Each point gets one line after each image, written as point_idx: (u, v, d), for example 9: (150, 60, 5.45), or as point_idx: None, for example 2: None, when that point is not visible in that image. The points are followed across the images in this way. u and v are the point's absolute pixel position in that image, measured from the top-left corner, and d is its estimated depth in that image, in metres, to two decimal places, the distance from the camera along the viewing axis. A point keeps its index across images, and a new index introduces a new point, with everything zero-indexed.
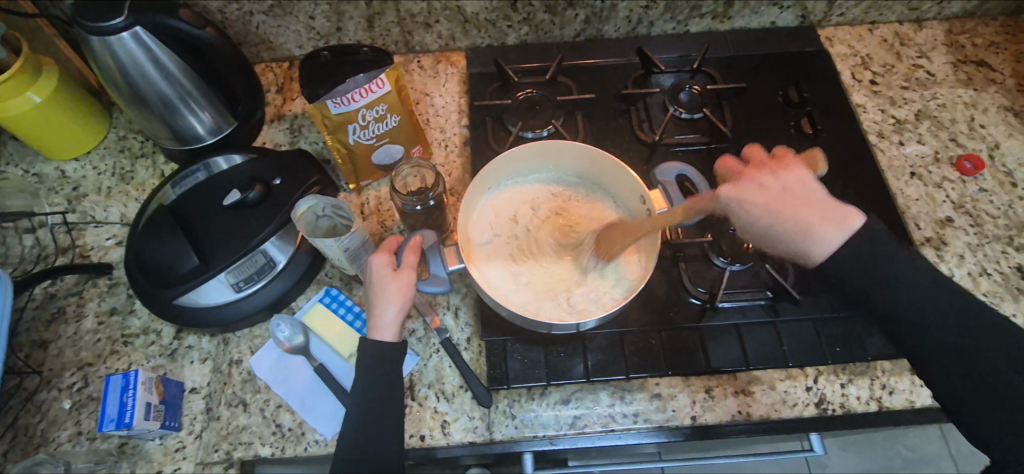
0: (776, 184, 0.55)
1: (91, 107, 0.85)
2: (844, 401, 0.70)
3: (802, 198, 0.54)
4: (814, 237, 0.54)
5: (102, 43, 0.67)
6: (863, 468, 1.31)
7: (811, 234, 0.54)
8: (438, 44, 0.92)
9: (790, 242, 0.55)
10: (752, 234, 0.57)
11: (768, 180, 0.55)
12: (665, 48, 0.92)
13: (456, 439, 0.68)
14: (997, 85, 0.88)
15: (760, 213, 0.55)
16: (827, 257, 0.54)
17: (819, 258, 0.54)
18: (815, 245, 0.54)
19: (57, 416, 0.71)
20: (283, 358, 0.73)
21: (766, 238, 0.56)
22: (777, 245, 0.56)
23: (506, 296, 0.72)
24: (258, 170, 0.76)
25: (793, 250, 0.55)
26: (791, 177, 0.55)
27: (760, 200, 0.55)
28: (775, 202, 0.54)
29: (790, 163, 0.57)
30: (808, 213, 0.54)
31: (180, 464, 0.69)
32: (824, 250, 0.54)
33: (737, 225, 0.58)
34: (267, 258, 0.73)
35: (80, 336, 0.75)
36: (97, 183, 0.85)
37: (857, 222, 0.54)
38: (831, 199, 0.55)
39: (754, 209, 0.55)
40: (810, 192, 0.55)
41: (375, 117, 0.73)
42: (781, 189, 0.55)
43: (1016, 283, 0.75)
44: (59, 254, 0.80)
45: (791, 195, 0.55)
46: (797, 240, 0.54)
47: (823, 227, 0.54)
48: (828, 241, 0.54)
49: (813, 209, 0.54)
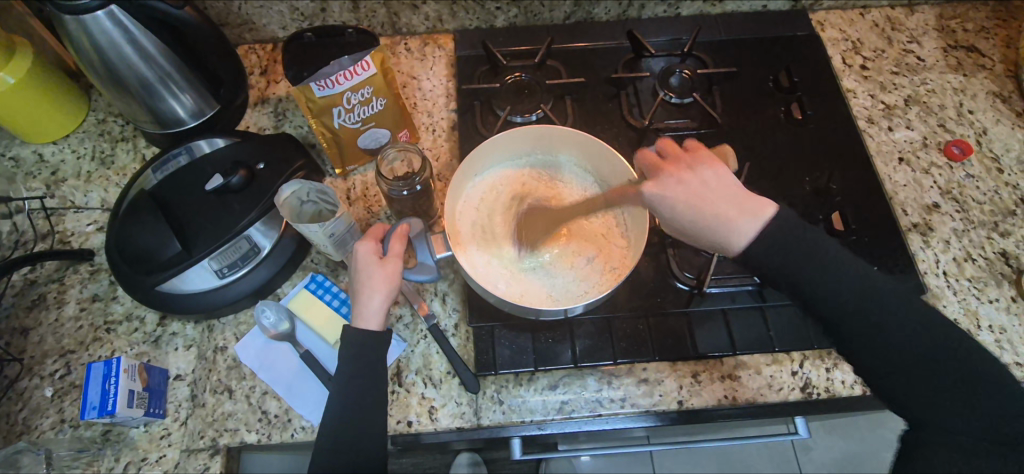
0: (694, 179, 0.59)
1: (69, 89, 0.83)
2: (829, 385, 0.70)
3: (716, 193, 0.58)
4: (731, 228, 0.57)
5: (77, 23, 0.65)
6: (846, 449, 1.33)
7: (726, 226, 0.57)
8: (426, 26, 0.91)
9: (712, 234, 0.58)
10: (674, 225, 0.60)
11: (687, 176, 0.59)
12: (656, 31, 0.91)
13: (444, 424, 0.68)
14: (986, 71, 0.88)
15: (682, 208, 0.58)
16: (745, 246, 0.57)
17: (738, 249, 0.57)
18: (733, 238, 0.57)
19: (39, 403, 0.70)
20: (269, 344, 0.72)
21: (692, 231, 0.59)
22: (700, 237, 0.59)
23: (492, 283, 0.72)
24: (243, 154, 0.75)
25: (716, 242, 0.58)
26: (707, 171, 0.59)
27: (678, 195, 0.58)
28: (697, 198, 0.58)
29: (703, 158, 0.60)
30: (721, 208, 0.57)
31: (165, 451, 0.68)
32: (743, 241, 0.57)
33: (661, 218, 0.61)
34: (251, 243, 0.72)
35: (62, 323, 0.74)
36: (77, 167, 0.83)
37: (771, 211, 0.57)
38: (742, 192, 0.58)
39: (676, 203, 0.58)
40: (723, 184, 0.58)
41: (360, 100, 0.72)
42: (699, 183, 0.58)
43: (1000, 268, 0.75)
44: (39, 240, 0.79)
45: (707, 188, 0.58)
46: (715, 230, 0.57)
47: (738, 217, 0.57)
48: (743, 232, 0.57)
49: (727, 202, 0.57)
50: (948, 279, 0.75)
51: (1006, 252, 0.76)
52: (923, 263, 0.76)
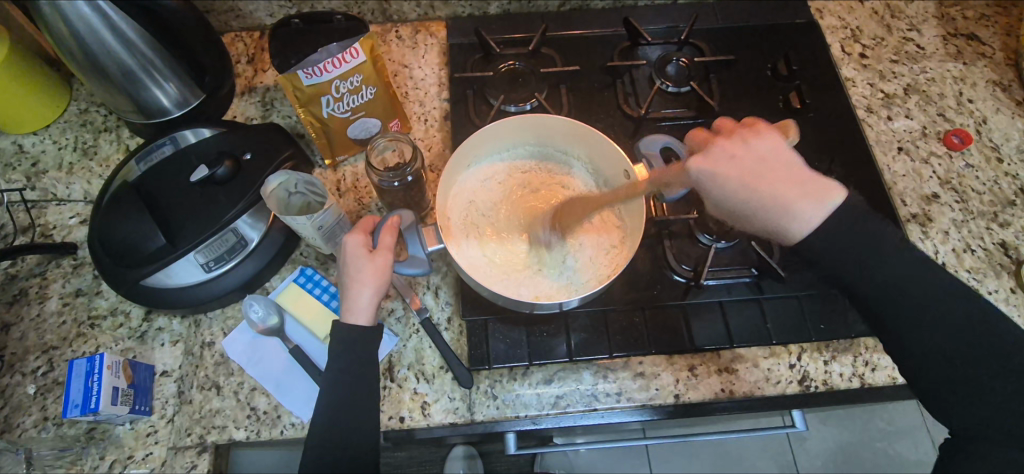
0: (751, 154, 0.54)
1: (49, 78, 0.81)
2: (827, 377, 0.70)
3: (778, 172, 0.53)
4: (792, 214, 0.53)
5: (53, 8, 0.62)
6: (840, 440, 1.34)
7: (789, 210, 0.53)
8: (417, 13, 0.89)
9: (767, 218, 0.54)
10: (725, 207, 0.56)
11: (741, 151, 0.54)
12: (653, 19, 0.89)
13: (437, 420, 0.67)
14: (986, 59, 0.87)
15: (738, 187, 0.53)
16: (809, 233, 0.53)
17: (798, 235, 0.54)
18: (794, 223, 0.53)
19: (21, 401, 0.68)
20: (257, 339, 0.70)
21: (746, 213, 0.55)
22: (755, 219, 0.55)
23: (489, 279, 0.70)
24: (228, 144, 0.73)
25: (770, 227, 0.55)
26: (764, 145, 0.54)
27: (731, 172, 0.53)
28: (761, 176, 0.53)
29: (761, 132, 0.55)
30: (784, 188, 0.53)
31: (152, 449, 0.67)
32: (805, 225, 0.53)
33: (709, 198, 0.57)
34: (238, 236, 0.70)
35: (44, 318, 0.72)
36: (58, 158, 0.81)
37: (837, 197, 0.54)
38: (810, 172, 0.54)
39: (731, 182, 0.53)
40: (784, 162, 0.54)
41: (350, 89, 0.70)
42: (755, 159, 0.54)
43: (999, 259, 0.75)
44: (20, 233, 0.77)
45: (769, 166, 0.53)
46: (773, 214, 0.53)
47: (804, 203, 0.53)
48: (808, 218, 0.53)
49: (789, 184, 0.53)
50: (946, 270, 0.74)
51: (1006, 243, 0.75)
52: (922, 254, 0.75)
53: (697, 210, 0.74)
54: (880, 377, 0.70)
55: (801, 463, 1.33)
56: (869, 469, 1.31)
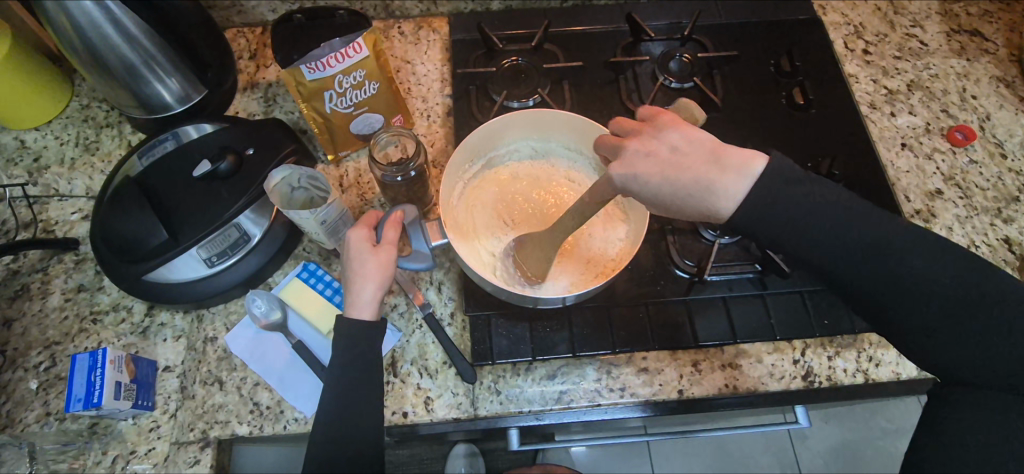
0: (661, 146, 0.56)
1: (51, 73, 0.80)
2: (831, 373, 0.70)
3: (689, 157, 0.54)
4: (714, 193, 0.53)
5: (56, 3, 0.62)
6: (840, 439, 1.34)
7: (708, 188, 0.53)
8: (420, 9, 0.88)
9: (694, 203, 0.54)
10: (655, 202, 0.56)
11: (656, 148, 0.56)
12: (655, 15, 0.89)
13: (440, 415, 0.67)
14: (989, 56, 0.87)
15: (656, 181, 0.54)
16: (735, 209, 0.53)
17: (727, 213, 0.53)
18: (718, 200, 0.53)
19: (23, 396, 0.68)
20: (260, 335, 0.70)
21: (669, 202, 0.55)
22: (681, 210, 0.56)
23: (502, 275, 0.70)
24: (231, 140, 0.72)
25: (701, 211, 0.54)
26: (674, 134, 0.56)
27: (648, 168, 0.55)
28: (676, 166, 0.54)
29: (667, 123, 0.57)
30: (698, 171, 0.53)
31: (154, 444, 0.67)
32: (731, 200, 0.53)
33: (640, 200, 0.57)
34: (240, 231, 0.70)
35: (46, 314, 0.72)
36: (60, 154, 0.80)
37: (760, 166, 0.53)
38: (725, 149, 0.54)
39: (649, 177, 0.55)
40: (695, 147, 0.55)
41: (353, 84, 0.70)
42: (667, 149, 0.55)
43: (1003, 255, 0.75)
44: (22, 228, 0.76)
45: (680, 154, 0.55)
46: (695, 199, 0.54)
47: (722, 178, 0.53)
48: (731, 193, 0.53)
49: (703, 165, 0.53)
50: None
51: (1009, 239, 0.75)
52: None
53: None
54: (884, 373, 0.69)
55: (802, 461, 1.33)
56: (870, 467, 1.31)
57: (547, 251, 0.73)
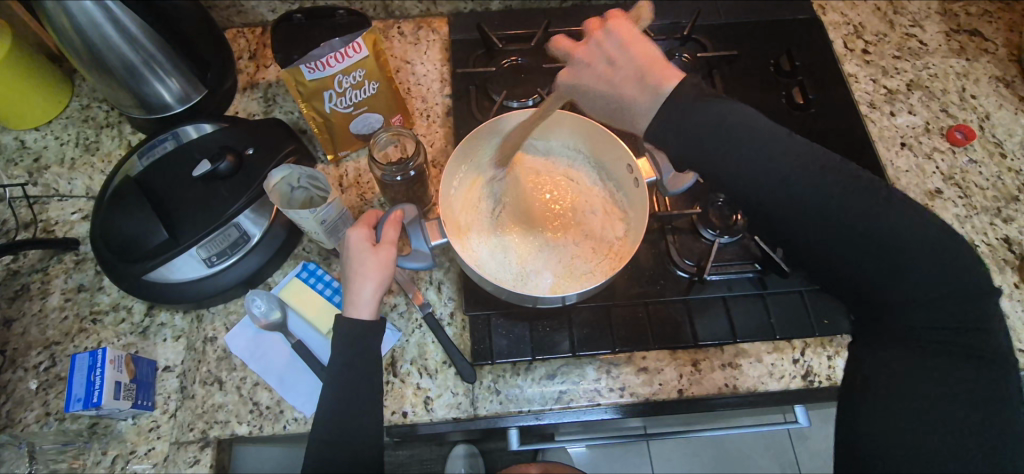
0: (605, 61, 0.55)
1: (51, 73, 0.80)
2: (831, 373, 0.70)
3: (622, 71, 0.53)
4: (628, 109, 0.54)
5: (57, 3, 0.62)
6: (840, 439, 1.34)
7: (623, 105, 0.54)
8: (419, 9, 0.89)
9: (621, 119, 0.56)
10: (596, 112, 0.59)
11: (596, 59, 0.55)
12: (655, 15, 0.89)
13: (440, 415, 0.67)
14: (989, 55, 0.87)
15: (591, 92, 0.57)
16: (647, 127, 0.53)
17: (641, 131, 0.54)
18: (632, 120, 0.54)
19: (23, 396, 0.68)
20: (260, 334, 0.70)
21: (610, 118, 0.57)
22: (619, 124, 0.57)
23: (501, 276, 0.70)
24: (230, 139, 0.72)
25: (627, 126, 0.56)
26: (615, 45, 0.54)
27: (587, 78, 0.56)
28: (602, 83, 0.55)
29: (612, 32, 0.54)
30: (618, 85, 0.54)
31: (154, 444, 0.67)
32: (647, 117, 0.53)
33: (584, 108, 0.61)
34: (240, 231, 0.70)
35: (46, 314, 0.72)
36: (60, 154, 0.80)
37: (670, 86, 0.51)
38: (651, 64, 0.52)
39: (586, 90, 0.57)
40: (626, 60, 0.53)
41: (352, 84, 0.70)
42: (605, 62, 0.55)
43: (1003, 255, 0.75)
44: (22, 228, 0.76)
45: (614, 68, 0.54)
46: (620, 115, 0.55)
47: (637, 96, 0.53)
48: (641, 111, 0.53)
49: (625, 83, 0.53)
50: None
51: (1009, 239, 0.75)
52: None
53: (699, 205, 0.74)
54: None
55: (802, 461, 1.33)
56: None
57: (547, 251, 0.73)
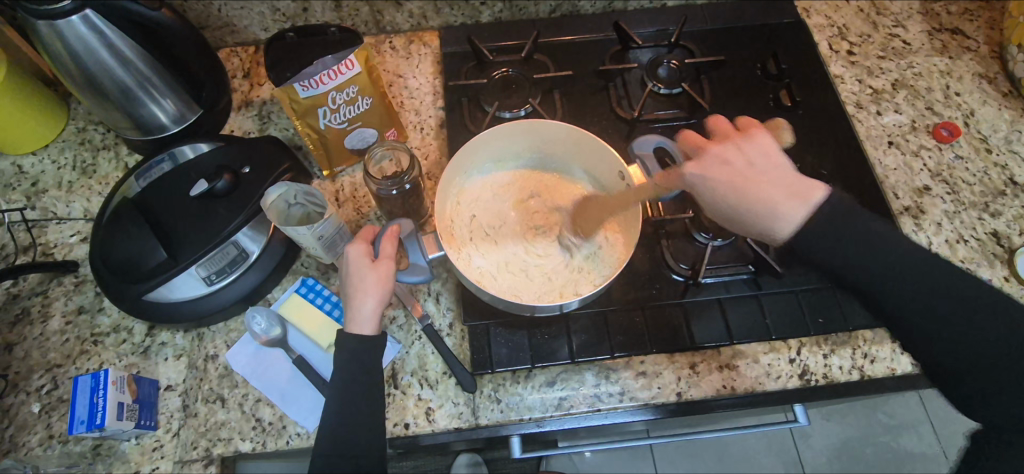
0: (741, 160, 0.58)
1: (46, 98, 0.81)
2: (827, 371, 0.70)
3: (765, 177, 0.56)
4: (777, 214, 0.56)
5: (51, 29, 0.63)
6: (843, 435, 1.34)
7: (774, 210, 0.56)
8: (410, 24, 0.90)
9: (758, 220, 0.56)
10: (717, 210, 0.59)
11: (733, 159, 0.58)
12: (642, 23, 0.90)
13: (441, 425, 0.68)
14: (971, 53, 0.88)
15: (724, 190, 0.57)
16: (792, 232, 0.56)
17: (783, 235, 0.56)
18: (775, 221, 0.56)
19: (26, 420, 0.68)
20: (260, 351, 0.71)
21: (733, 214, 0.58)
22: (743, 222, 0.58)
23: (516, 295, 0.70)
24: (227, 158, 0.73)
25: (760, 228, 0.57)
26: (757, 152, 0.58)
27: (722, 175, 0.57)
28: (747, 177, 0.57)
29: (755, 137, 0.59)
30: (770, 190, 0.56)
31: (158, 463, 0.67)
32: (790, 226, 0.56)
33: (703, 202, 0.60)
34: (239, 249, 0.71)
35: (47, 337, 0.72)
36: (57, 178, 0.81)
37: (819, 195, 0.56)
38: (795, 175, 0.57)
39: (719, 186, 0.57)
40: (774, 168, 0.57)
41: (346, 100, 0.71)
42: (745, 164, 0.57)
43: (992, 249, 0.76)
44: (21, 252, 0.77)
45: (756, 171, 0.57)
46: (764, 217, 0.56)
47: (783, 202, 0.56)
48: (789, 217, 0.56)
49: (775, 186, 0.56)
50: None
51: (997, 233, 0.77)
52: (916, 246, 0.76)
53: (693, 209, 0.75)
54: (879, 369, 0.70)
55: (807, 459, 1.33)
56: (874, 464, 1.32)
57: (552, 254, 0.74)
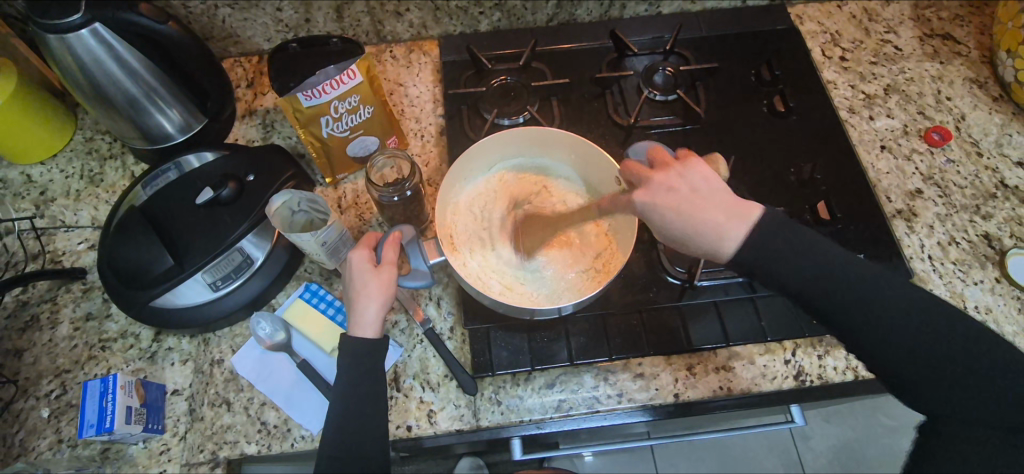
0: (684, 185, 0.55)
1: (55, 109, 0.83)
2: (821, 372, 0.72)
3: (707, 201, 0.54)
4: (721, 234, 0.54)
5: (61, 43, 0.65)
6: (843, 437, 1.35)
7: (714, 233, 0.54)
8: (410, 33, 0.91)
9: (700, 243, 0.55)
10: (665, 235, 0.57)
11: (678, 183, 0.55)
12: (638, 31, 0.92)
13: (443, 427, 0.69)
14: (962, 58, 0.90)
15: (667, 217, 0.55)
16: (736, 251, 0.54)
17: (728, 254, 0.55)
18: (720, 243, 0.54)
19: (35, 424, 0.69)
20: (265, 355, 0.72)
21: (682, 240, 0.56)
22: (688, 246, 0.56)
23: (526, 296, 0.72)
24: (232, 167, 0.75)
25: (704, 249, 0.55)
26: (697, 177, 0.55)
27: (668, 201, 0.55)
28: (681, 204, 0.54)
29: (692, 164, 0.56)
30: (709, 213, 0.54)
31: (165, 466, 0.68)
32: (732, 246, 0.54)
33: (652, 228, 0.57)
34: (244, 255, 0.72)
35: (56, 343, 0.74)
36: (65, 186, 0.83)
37: (755, 214, 0.55)
38: (731, 196, 0.55)
39: (664, 211, 0.55)
40: (713, 191, 0.55)
41: (348, 109, 0.72)
42: (689, 190, 0.55)
43: (984, 251, 0.77)
44: (30, 260, 0.78)
45: (699, 195, 0.55)
46: (706, 238, 0.54)
47: (723, 223, 0.54)
48: (732, 238, 0.54)
49: (715, 209, 0.54)
50: (934, 263, 0.76)
51: (989, 235, 0.78)
52: (908, 249, 0.77)
53: None
54: (873, 369, 0.71)
55: (807, 460, 1.34)
56: (874, 466, 1.32)
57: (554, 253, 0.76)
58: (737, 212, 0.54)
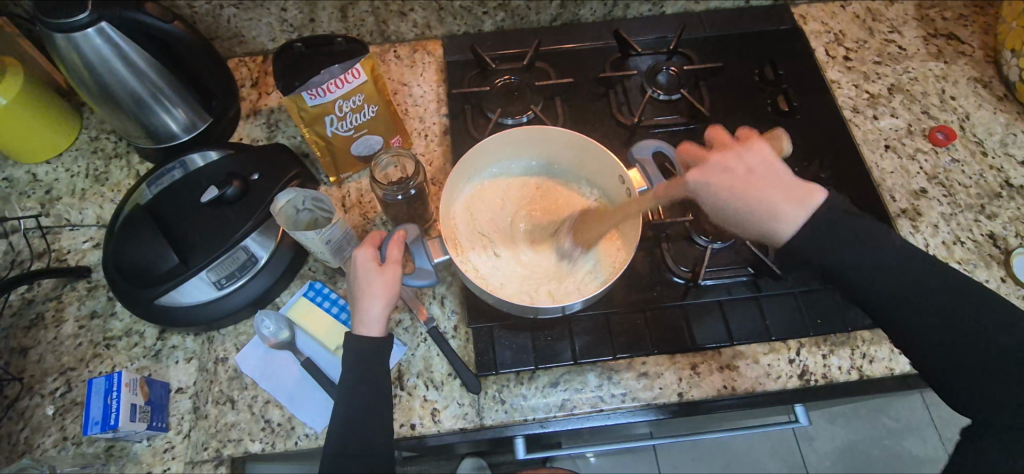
0: (741, 167, 0.59)
1: (60, 108, 0.83)
2: (826, 371, 0.71)
3: (764, 180, 0.58)
4: (776, 216, 0.57)
5: (67, 41, 0.65)
6: (848, 438, 1.34)
7: (772, 212, 0.57)
8: (414, 33, 0.92)
9: (757, 223, 0.58)
10: (720, 214, 0.61)
11: (733, 165, 0.59)
12: (642, 31, 0.92)
13: (447, 426, 0.69)
14: (966, 58, 0.90)
15: (724, 195, 0.59)
16: (791, 234, 0.57)
17: (784, 236, 0.58)
18: (781, 224, 0.57)
19: (40, 422, 0.70)
20: (269, 353, 0.72)
21: (737, 220, 0.60)
22: (744, 226, 0.60)
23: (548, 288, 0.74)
24: (237, 166, 0.75)
25: (759, 229, 0.59)
26: (754, 158, 0.59)
27: (721, 181, 0.59)
28: (748, 183, 0.58)
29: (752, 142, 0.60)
30: (768, 193, 0.57)
31: (169, 464, 0.68)
32: (790, 226, 0.57)
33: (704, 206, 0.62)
34: (248, 254, 0.72)
35: (61, 341, 0.74)
36: (71, 185, 0.83)
37: (816, 199, 0.57)
38: (791, 178, 0.58)
39: (722, 192, 0.59)
40: (772, 172, 0.58)
41: (352, 108, 0.73)
42: (745, 171, 0.59)
43: (989, 250, 0.77)
44: (35, 258, 0.79)
45: (757, 176, 0.58)
46: (762, 219, 0.58)
47: (788, 206, 0.57)
48: (792, 220, 0.57)
49: (773, 188, 0.58)
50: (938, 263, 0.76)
51: (994, 234, 0.78)
52: None
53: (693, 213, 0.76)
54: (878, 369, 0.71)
55: (810, 462, 1.34)
56: (878, 467, 1.32)
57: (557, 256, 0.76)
58: (803, 191, 0.58)
